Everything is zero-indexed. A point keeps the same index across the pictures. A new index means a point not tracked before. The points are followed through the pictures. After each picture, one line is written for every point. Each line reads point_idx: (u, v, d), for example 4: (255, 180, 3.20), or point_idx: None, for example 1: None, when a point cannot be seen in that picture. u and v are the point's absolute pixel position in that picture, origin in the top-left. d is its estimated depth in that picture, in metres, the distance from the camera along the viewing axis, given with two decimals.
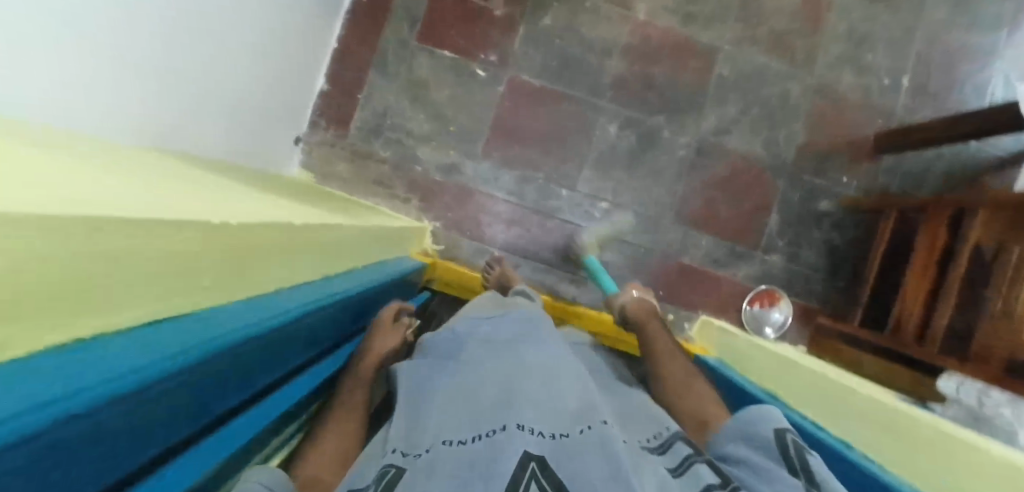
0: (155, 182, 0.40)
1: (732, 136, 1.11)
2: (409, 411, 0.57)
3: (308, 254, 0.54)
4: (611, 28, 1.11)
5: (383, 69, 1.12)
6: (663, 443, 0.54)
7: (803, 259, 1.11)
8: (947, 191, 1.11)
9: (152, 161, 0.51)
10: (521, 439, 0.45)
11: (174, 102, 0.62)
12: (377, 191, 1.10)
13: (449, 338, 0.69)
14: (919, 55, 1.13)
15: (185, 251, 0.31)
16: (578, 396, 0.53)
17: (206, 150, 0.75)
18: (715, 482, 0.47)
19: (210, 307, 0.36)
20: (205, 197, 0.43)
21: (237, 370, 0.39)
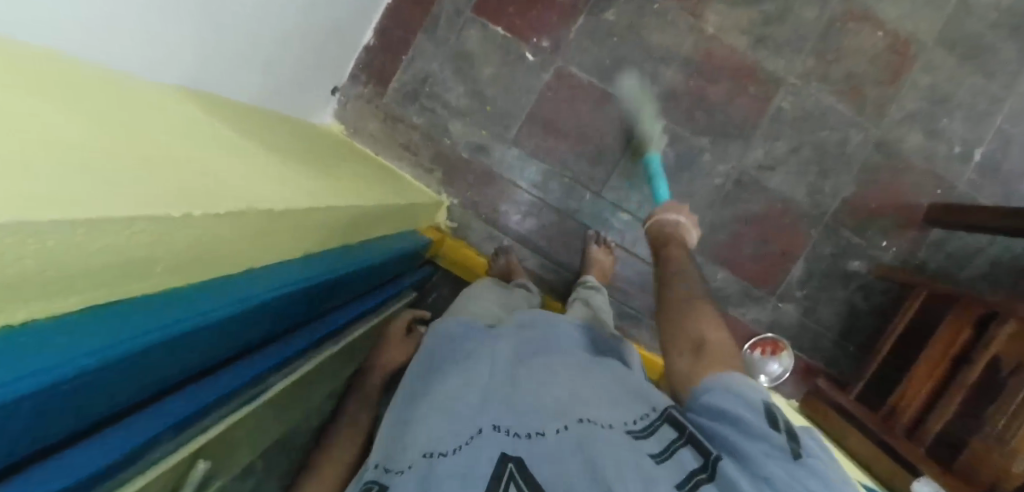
0: (146, 148, 0.42)
1: (775, 174, 1.05)
2: (393, 425, 0.59)
3: (283, 234, 0.59)
4: (675, 36, 1.05)
5: (432, 34, 1.09)
6: (649, 426, 0.49)
7: (819, 316, 1.06)
8: (991, 279, 1.05)
9: (161, 107, 0.52)
10: (496, 442, 0.48)
11: (210, 53, 0.64)
12: (403, 156, 1.10)
13: (449, 340, 0.70)
14: (1000, 130, 1.04)
15: (143, 241, 0.35)
16: (556, 387, 0.54)
17: (235, 97, 0.76)
18: (698, 465, 0.45)
19: (139, 297, 0.40)
20: (191, 167, 0.46)
21: (157, 360, 0.43)
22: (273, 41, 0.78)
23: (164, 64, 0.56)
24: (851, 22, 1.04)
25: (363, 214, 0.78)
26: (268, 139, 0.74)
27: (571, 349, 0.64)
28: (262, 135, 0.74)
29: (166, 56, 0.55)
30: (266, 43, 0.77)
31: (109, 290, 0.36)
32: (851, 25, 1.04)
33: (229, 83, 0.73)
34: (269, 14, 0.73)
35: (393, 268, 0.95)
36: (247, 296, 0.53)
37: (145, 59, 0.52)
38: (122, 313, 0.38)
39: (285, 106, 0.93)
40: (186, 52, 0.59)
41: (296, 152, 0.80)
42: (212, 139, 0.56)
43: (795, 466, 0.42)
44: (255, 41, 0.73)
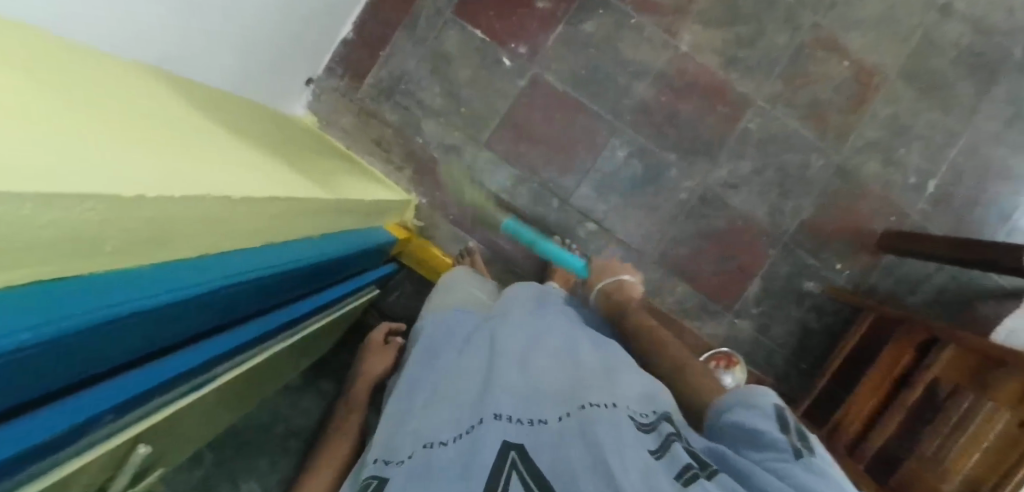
0: (100, 123, 0.41)
1: (739, 193, 1.08)
2: (392, 418, 0.60)
3: (242, 219, 0.58)
4: (649, 52, 1.07)
5: (411, 31, 1.09)
6: (651, 424, 0.51)
7: (772, 332, 1.09)
8: (938, 305, 1.09)
9: (120, 82, 0.50)
10: (501, 429, 0.49)
11: (180, 31, 0.63)
12: (374, 151, 1.09)
13: (443, 332, 0.72)
14: (953, 163, 1.08)
15: (93, 220, 0.35)
16: (547, 379, 0.57)
17: (204, 78, 0.75)
18: (695, 463, 0.46)
19: (97, 272, 0.40)
20: (147, 148, 0.45)
21: (111, 339, 0.43)
22: (250, 24, 0.78)
23: (131, 36, 0.55)
24: (819, 50, 1.07)
25: (325, 206, 0.77)
26: (234, 124, 0.73)
27: (562, 335, 0.66)
28: (227, 119, 0.73)
29: (131, 30, 0.54)
30: (242, 25, 0.76)
31: (53, 266, 0.35)
32: (819, 54, 1.07)
33: (199, 63, 0.71)
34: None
35: (362, 262, 0.95)
36: (206, 278, 0.52)
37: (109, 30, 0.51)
38: (69, 288, 0.36)
39: (256, 92, 0.92)
40: (155, 27, 0.57)
41: (263, 140, 0.79)
42: (172, 119, 0.55)
43: (796, 464, 0.46)
44: (230, 22, 0.72)
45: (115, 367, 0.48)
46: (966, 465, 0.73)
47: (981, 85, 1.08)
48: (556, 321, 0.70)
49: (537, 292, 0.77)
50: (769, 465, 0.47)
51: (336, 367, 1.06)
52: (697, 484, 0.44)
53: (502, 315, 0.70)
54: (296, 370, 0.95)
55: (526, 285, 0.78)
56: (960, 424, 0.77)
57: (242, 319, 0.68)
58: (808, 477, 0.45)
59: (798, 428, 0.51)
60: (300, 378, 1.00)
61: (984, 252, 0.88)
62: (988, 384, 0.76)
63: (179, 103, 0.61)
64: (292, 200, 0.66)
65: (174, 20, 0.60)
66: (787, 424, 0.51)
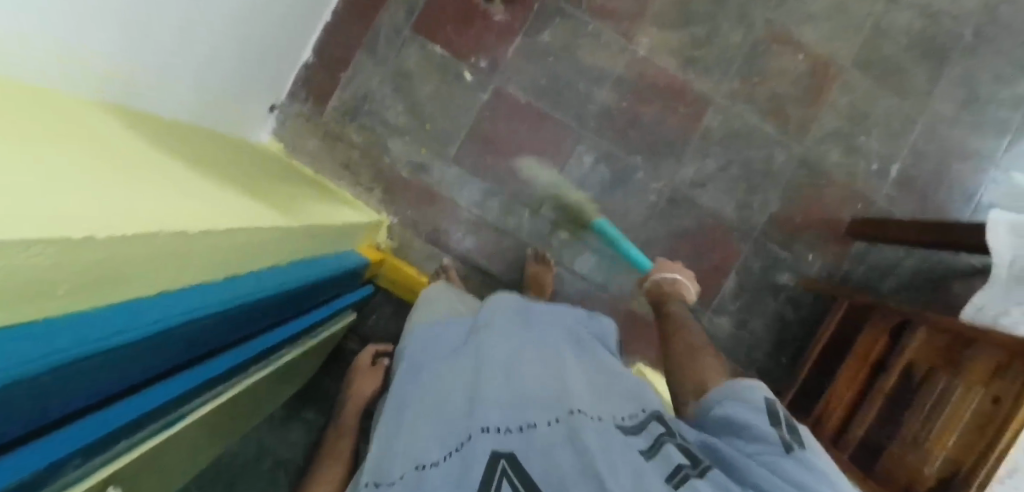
0: (49, 165, 0.41)
1: (707, 191, 1.09)
2: (383, 437, 0.58)
3: (207, 254, 0.58)
4: (608, 58, 1.07)
5: (371, 51, 1.09)
6: (638, 424, 0.52)
7: (751, 327, 1.10)
8: (910, 288, 1.10)
9: (67, 121, 0.50)
10: (487, 442, 0.49)
11: (137, 66, 0.63)
12: (342, 174, 1.09)
13: (425, 342, 0.71)
14: (914, 147, 1.10)
15: (43, 264, 0.33)
16: (531, 381, 0.56)
17: (162, 111, 0.74)
18: (687, 462, 0.46)
19: (56, 313, 0.39)
20: (100, 187, 0.45)
21: (78, 380, 0.41)
22: (208, 53, 0.78)
23: (85, 72, 0.54)
24: (775, 44, 1.08)
25: (292, 234, 0.77)
26: (193, 157, 0.72)
27: (544, 339, 0.65)
28: (187, 152, 0.72)
29: (87, 70, 0.54)
30: (200, 56, 0.76)
31: (16, 310, 0.34)
32: (775, 48, 1.08)
33: (157, 97, 0.71)
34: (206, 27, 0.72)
35: (336, 286, 0.94)
36: (175, 312, 0.52)
37: (61, 69, 0.50)
38: (40, 335, 0.36)
39: (215, 122, 0.91)
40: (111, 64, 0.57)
41: (226, 172, 0.79)
42: (124, 158, 0.54)
43: (787, 458, 0.46)
44: (189, 54, 0.72)
45: (95, 402, 0.47)
46: (947, 446, 0.72)
47: (934, 69, 1.10)
48: (537, 323, 0.69)
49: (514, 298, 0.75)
50: (762, 459, 0.47)
51: (319, 394, 1.06)
52: (688, 485, 0.44)
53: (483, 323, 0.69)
54: (277, 401, 0.95)
55: (504, 293, 0.75)
56: (937, 406, 0.76)
57: (217, 351, 0.67)
58: (799, 474, 0.45)
59: (793, 418, 0.50)
60: (281, 411, 1.02)
61: (952, 235, 0.88)
62: (964, 363, 0.76)
63: (133, 140, 0.60)
64: (258, 230, 0.66)
65: (129, 56, 0.60)
66: (779, 415, 0.50)
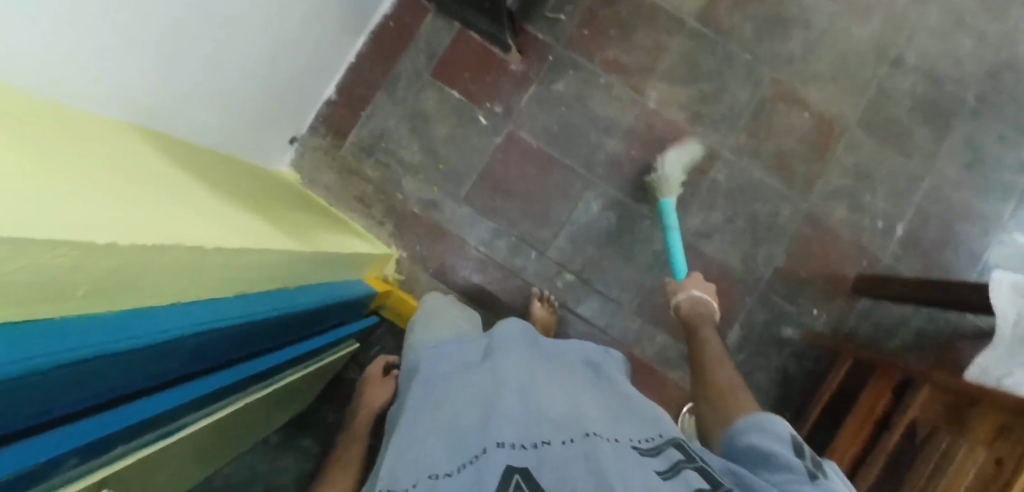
0: (68, 178, 0.43)
1: (712, 241, 1.10)
2: (395, 448, 0.55)
3: (221, 273, 0.60)
4: (618, 108, 1.11)
5: (391, 92, 1.14)
6: (654, 447, 0.52)
7: (754, 380, 1.09)
8: (917, 349, 1.09)
9: (93, 141, 0.53)
10: (504, 456, 0.47)
11: (159, 87, 0.67)
12: (355, 208, 1.13)
13: (431, 360, 0.71)
14: (920, 207, 1.11)
15: (63, 266, 0.35)
16: (548, 405, 0.55)
17: (186, 135, 0.78)
18: (707, 485, 0.46)
19: (71, 316, 0.41)
20: (116, 200, 0.47)
21: (83, 382, 0.43)
22: (226, 78, 0.82)
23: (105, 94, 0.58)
24: (781, 102, 1.11)
25: (304, 258, 0.78)
26: (211, 180, 0.75)
27: (552, 372, 0.65)
28: (207, 174, 0.76)
29: (113, 89, 0.58)
30: (220, 81, 0.81)
31: (33, 310, 0.36)
32: (781, 106, 1.11)
33: (181, 121, 0.76)
34: (223, 52, 0.77)
35: (342, 312, 0.95)
36: (179, 324, 0.53)
37: (85, 89, 0.54)
38: (44, 331, 0.37)
39: (236, 150, 0.94)
40: (134, 83, 0.62)
41: (243, 195, 0.82)
42: (144, 177, 0.57)
43: (809, 484, 0.47)
44: (207, 77, 0.77)
45: (91, 406, 0.48)
46: None
47: (939, 132, 1.11)
48: (542, 359, 0.69)
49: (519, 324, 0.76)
50: (784, 486, 0.48)
51: (318, 422, 1.07)
52: None
53: (491, 349, 0.69)
54: (273, 425, 0.95)
55: (513, 320, 0.77)
56: (940, 462, 0.75)
57: (216, 366, 0.67)
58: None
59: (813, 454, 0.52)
60: (276, 437, 1.05)
61: (954, 292, 0.89)
62: (969, 422, 0.75)
63: (155, 158, 0.64)
64: (272, 252, 0.68)
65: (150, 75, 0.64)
66: (803, 449, 0.52)
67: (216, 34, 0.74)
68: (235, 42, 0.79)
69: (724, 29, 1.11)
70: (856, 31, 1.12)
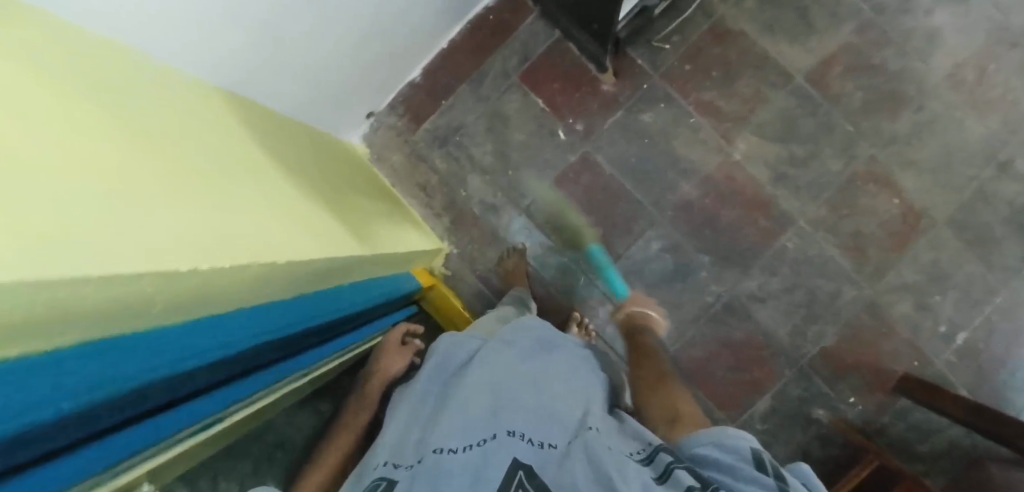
0: (153, 174, 0.44)
1: (764, 307, 1.08)
2: (405, 419, 0.61)
3: (287, 277, 0.61)
4: (701, 153, 1.08)
5: (476, 87, 1.13)
6: (646, 456, 0.55)
7: (773, 452, 1.06)
8: (946, 461, 1.05)
9: (185, 119, 0.54)
10: (514, 447, 0.51)
11: (249, 59, 0.67)
12: (416, 194, 1.13)
13: (447, 349, 0.74)
14: (988, 319, 1.05)
15: (142, 291, 0.36)
16: (559, 409, 0.60)
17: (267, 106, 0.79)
18: (698, 484, 0.49)
19: (149, 328, 0.40)
20: (188, 203, 0.47)
21: (153, 390, 0.42)
22: (314, 59, 0.81)
23: (198, 65, 0.59)
24: (871, 183, 1.07)
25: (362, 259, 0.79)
26: (285, 163, 0.76)
27: (567, 379, 0.68)
28: (281, 149, 0.77)
29: (204, 59, 0.59)
30: (310, 59, 0.81)
31: (112, 324, 0.36)
32: (870, 186, 1.07)
33: (265, 91, 0.76)
34: (317, 31, 0.77)
35: (385, 307, 0.96)
36: (241, 333, 0.53)
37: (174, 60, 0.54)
38: (105, 355, 0.35)
39: (314, 123, 0.95)
40: (226, 54, 0.62)
41: (312, 177, 0.82)
42: (222, 163, 0.58)
43: None
44: (297, 56, 0.77)
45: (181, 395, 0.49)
46: None
47: None
48: (556, 362, 0.71)
49: (543, 324, 0.81)
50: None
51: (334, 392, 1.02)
52: None
53: (524, 359, 0.70)
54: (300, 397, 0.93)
55: (535, 321, 0.80)
56: None
57: (287, 355, 0.68)
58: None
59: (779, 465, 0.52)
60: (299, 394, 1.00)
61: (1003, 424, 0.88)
62: None
63: (233, 134, 0.65)
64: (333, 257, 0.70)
65: (242, 51, 0.65)
66: (766, 462, 0.52)
67: (310, 16, 0.73)
68: (332, 23, 0.78)
69: (831, 94, 1.07)
70: (969, 125, 1.06)
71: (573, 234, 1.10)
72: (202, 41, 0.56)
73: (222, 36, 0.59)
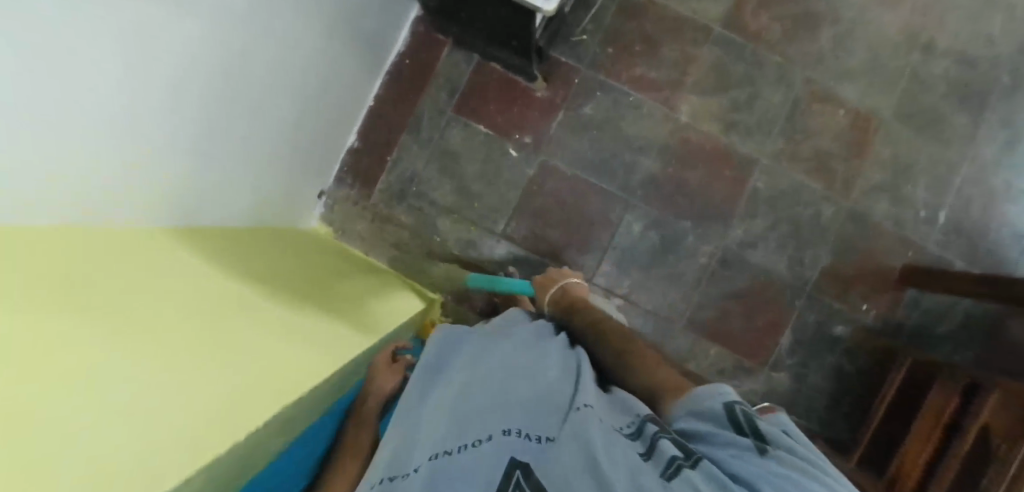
0: (132, 349, 0.45)
1: (757, 250, 1.09)
2: (404, 427, 0.60)
3: (301, 401, 0.62)
4: (651, 126, 1.10)
5: (416, 133, 1.12)
6: (636, 430, 0.51)
7: (809, 382, 1.09)
8: (968, 332, 1.08)
9: (154, 273, 0.56)
10: (508, 448, 0.49)
11: (194, 186, 0.68)
12: (392, 255, 1.11)
13: (441, 349, 0.72)
14: (960, 191, 1.09)
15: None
16: (556, 390, 0.57)
17: (224, 217, 0.79)
18: (680, 454, 0.46)
19: None
20: (174, 365, 0.49)
21: None
22: (256, 163, 0.82)
23: (143, 214, 0.60)
24: (814, 102, 1.10)
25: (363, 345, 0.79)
26: (262, 268, 0.77)
27: (561, 352, 0.66)
28: (250, 258, 0.77)
29: (147, 202, 0.60)
30: (253, 160, 0.80)
31: None
32: (815, 106, 1.10)
33: (219, 205, 0.76)
34: (253, 130, 0.77)
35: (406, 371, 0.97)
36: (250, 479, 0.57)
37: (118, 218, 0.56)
38: None
39: (276, 221, 0.96)
40: (170, 190, 0.63)
41: (287, 271, 0.82)
42: (198, 298, 0.59)
43: (764, 460, 0.45)
44: (239, 163, 0.77)
45: None
46: None
47: (975, 115, 1.09)
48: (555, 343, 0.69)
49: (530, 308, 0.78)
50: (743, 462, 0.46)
51: None
52: (684, 476, 0.43)
53: (523, 344, 0.68)
54: None
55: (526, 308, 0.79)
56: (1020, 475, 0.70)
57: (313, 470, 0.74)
58: (781, 466, 0.44)
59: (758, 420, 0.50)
60: None
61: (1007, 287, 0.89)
62: None
63: (196, 259, 0.65)
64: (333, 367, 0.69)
65: (184, 186, 0.66)
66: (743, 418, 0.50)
67: (241, 127, 0.73)
68: (264, 121, 0.78)
69: (752, 33, 1.10)
70: (886, 20, 1.10)
71: (663, 188, 1.09)
72: (136, 194, 0.57)
73: (158, 180, 0.60)
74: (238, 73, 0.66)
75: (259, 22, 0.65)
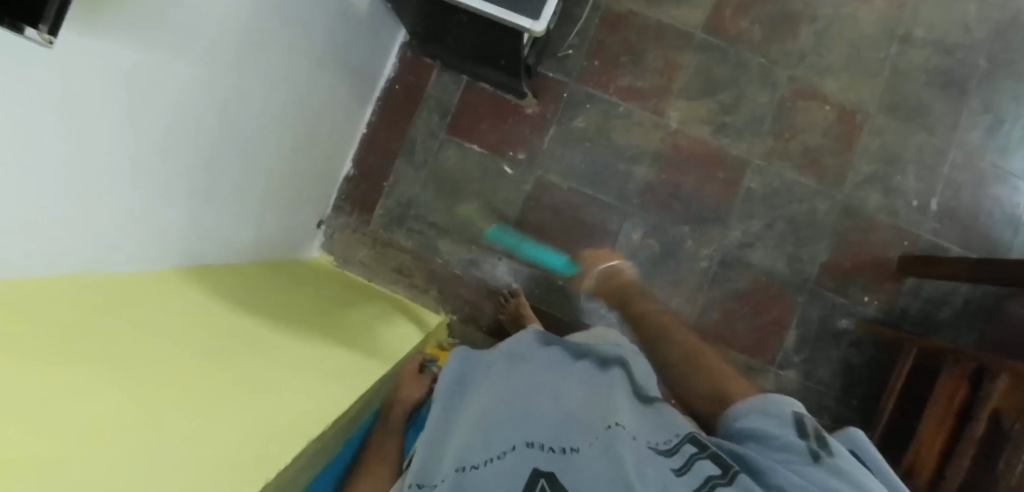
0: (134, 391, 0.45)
1: (757, 250, 1.10)
2: (432, 437, 0.60)
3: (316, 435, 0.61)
4: (642, 135, 1.11)
5: (410, 158, 1.12)
6: (672, 446, 0.52)
7: (818, 377, 1.09)
8: (969, 317, 1.09)
9: (157, 317, 0.56)
10: (532, 457, 0.50)
11: (194, 224, 0.68)
12: (395, 279, 1.11)
13: (462, 365, 0.71)
14: (949, 179, 1.11)
15: None
16: (578, 406, 0.57)
17: (225, 254, 0.79)
18: (715, 472, 0.47)
19: None
20: (186, 410, 0.48)
21: None
22: (255, 198, 0.82)
23: (142, 255, 0.60)
24: (800, 101, 1.12)
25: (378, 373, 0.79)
26: (272, 303, 0.77)
27: (582, 370, 0.65)
28: (257, 293, 0.77)
29: (145, 244, 0.60)
30: (251, 194, 0.81)
31: None
32: (800, 104, 1.11)
33: (221, 241, 0.77)
34: (251, 164, 0.77)
35: None
36: None
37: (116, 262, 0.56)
38: None
39: (277, 253, 0.96)
40: (168, 231, 0.63)
41: (295, 304, 0.82)
42: (210, 340, 0.59)
43: (813, 468, 0.46)
44: (237, 197, 0.77)
45: None
46: None
47: (957, 102, 1.11)
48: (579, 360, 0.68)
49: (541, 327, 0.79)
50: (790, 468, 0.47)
51: None
52: None
53: (548, 359, 0.68)
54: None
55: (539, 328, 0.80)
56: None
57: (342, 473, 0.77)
58: (832, 481, 0.44)
59: (822, 429, 0.50)
60: None
61: (1000, 270, 0.88)
62: None
63: (199, 298, 0.65)
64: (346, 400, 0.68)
65: (185, 225, 0.66)
66: (805, 427, 0.50)
67: (237, 164, 0.73)
68: (261, 154, 0.79)
69: (733, 36, 1.12)
70: (861, 16, 1.12)
71: (659, 194, 1.10)
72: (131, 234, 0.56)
73: (156, 220, 0.60)
74: (232, 108, 0.66)
75: (249, 60, 0.65)
